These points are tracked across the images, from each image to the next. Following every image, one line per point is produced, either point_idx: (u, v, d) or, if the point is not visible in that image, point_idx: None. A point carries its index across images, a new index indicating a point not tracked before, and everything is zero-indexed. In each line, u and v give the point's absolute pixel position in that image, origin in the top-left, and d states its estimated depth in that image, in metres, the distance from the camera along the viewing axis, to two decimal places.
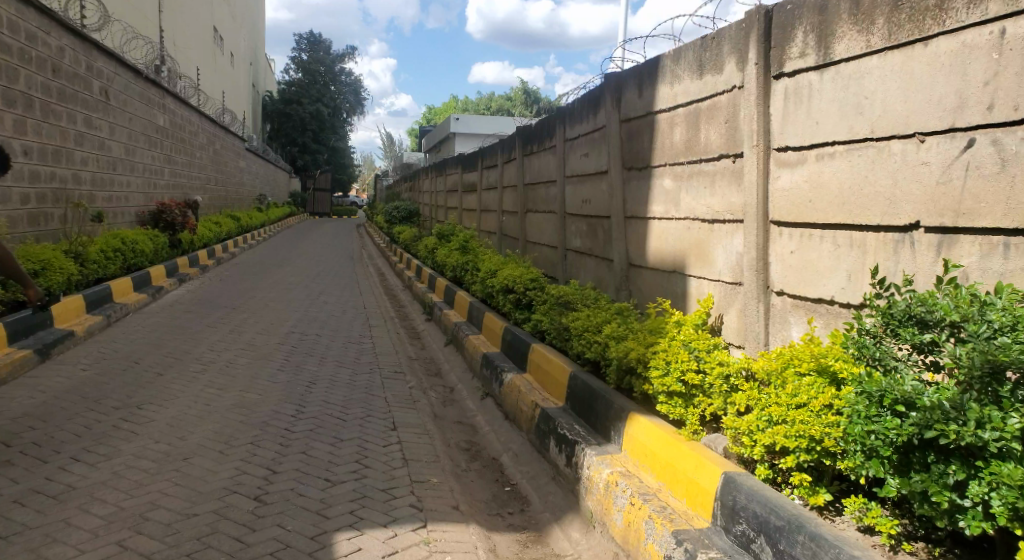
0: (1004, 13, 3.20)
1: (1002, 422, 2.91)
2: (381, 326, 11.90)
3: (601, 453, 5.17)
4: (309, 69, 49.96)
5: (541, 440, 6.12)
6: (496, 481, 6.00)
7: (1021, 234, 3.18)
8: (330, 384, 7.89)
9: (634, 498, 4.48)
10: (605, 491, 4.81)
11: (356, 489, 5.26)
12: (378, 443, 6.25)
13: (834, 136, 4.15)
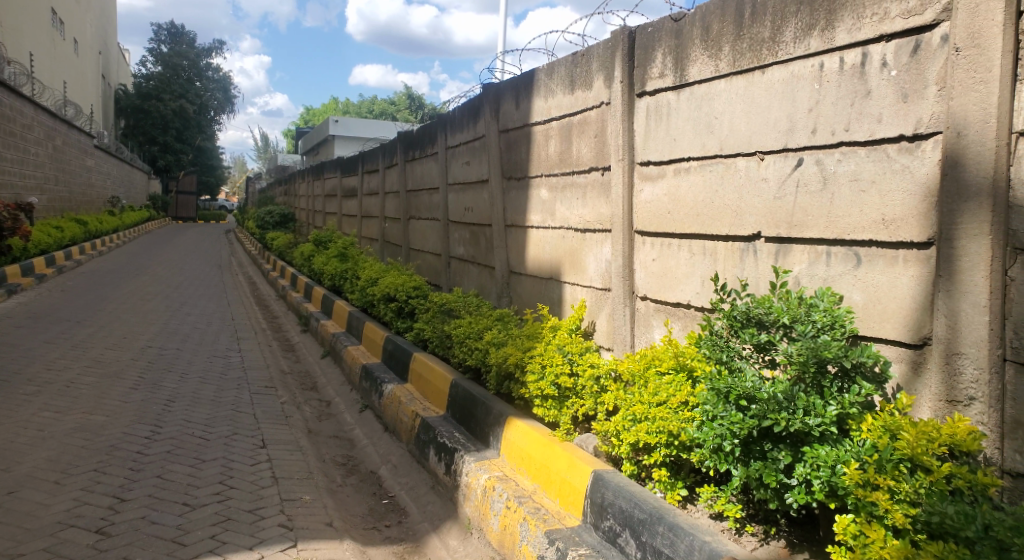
0: (822, 48, 3.61)
1: (822, 409, 3.29)
2: (250, 339, 11.58)
3: (479, 459, 5.33)
4: (168, 63, 47.45)
5: (421, 450, 6.20)
6: (373, 495, 6.00)
7: (839, 243, 3.58)
8: (190, 402, 7.63)
9: (510, 502, 4.65)
10: (483, 497, 4.97)
11: (218, 513, 5.15)
12: (245, 462, 6.13)
13: (689, 152, 4.49)
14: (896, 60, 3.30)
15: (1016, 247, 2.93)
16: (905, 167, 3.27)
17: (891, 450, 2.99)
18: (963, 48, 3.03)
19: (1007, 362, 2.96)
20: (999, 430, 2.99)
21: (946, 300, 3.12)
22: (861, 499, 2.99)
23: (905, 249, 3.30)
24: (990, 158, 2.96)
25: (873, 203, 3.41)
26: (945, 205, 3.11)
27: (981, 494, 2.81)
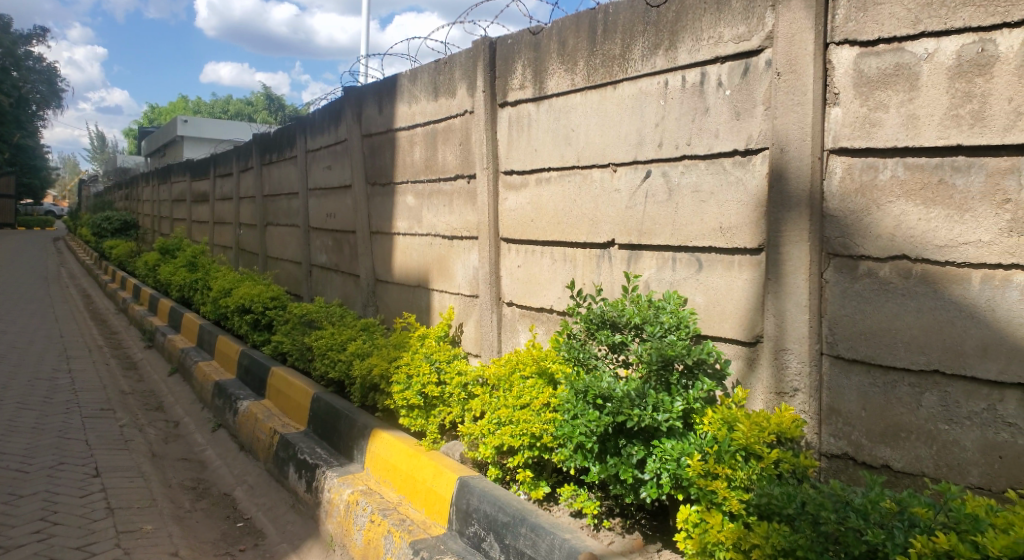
0: (666, 67, 3.86)
1: (670, 405, 3.50)
2: (83, 358, 10.75)
3: (343, 474, 5.25)
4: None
5: (280, 468, 6.03)
6: (227, 518, 5.71)
7: (684, 250, 3.83)
8: (6, 431, 7.00)
9: (374, 515, 4.62)
10: (346, 512, 4.90)
11: (39, 552, 4.78)
12: (73, 494, 5.72)
13: (549, 162, 4.65)
14: (729, 81, 3.58)
15: (830, 252, 3.26)
16: (739, 180, 3.56)
17: (730, 441, 3.28)
18: (784, 73, 3.33)
19: (824, 355, 3.30)
20: (817, 417, 3.32)
21: (774, 300, 3.41)
22: (703, 489, 3.23)
23: (739, 255, 3.58)
24: (807, 173, 3.27)
25: (712, 212, 3.68)
26: (772, 214, 3.40)
27: (801, 473, 3.14)
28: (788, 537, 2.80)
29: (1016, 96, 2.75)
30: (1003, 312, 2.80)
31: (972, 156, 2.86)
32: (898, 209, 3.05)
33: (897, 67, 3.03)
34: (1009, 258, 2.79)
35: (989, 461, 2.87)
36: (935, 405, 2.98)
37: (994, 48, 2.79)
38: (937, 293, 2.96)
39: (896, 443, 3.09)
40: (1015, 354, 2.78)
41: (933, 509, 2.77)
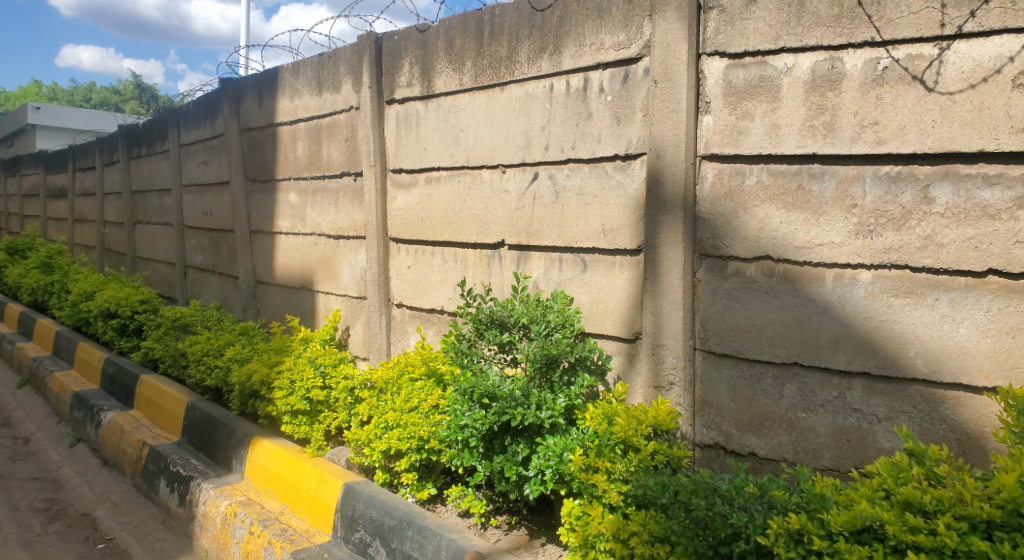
0: (551, 71, 3.95)
1: (553, 402, 3.59)
2: None
3: (219, 485, 5.07)
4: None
5: (150, 483, 5.74)
6: (86, 540, 5.27)
7: (570, 251, 3.94)
8: None
9: (254, 526, 4.49)
10: (223, 524, 4.74)
11: None
12: None
13: (438, 162, 4.65)
14: (610, 87, 3.70)
15: (702, 253, 3.43)
16: (620, 183, 3.69)
17: (609, 435, 3.39)
18: (660, 81, 3.47)
19: (697, 350, 3.49)
20: (691, 409, 3.51)
21: (652, 299, 3.56)
22: (584, 483, 3.32)
23: (620, 255, 3.72)
24: (681, 177, 3.43)
25: (595, 214, 3.80)
26: (650, 217, 3.54)
27: (675, 463, 3.31)
28: (663, 526, 2.96)
29: (861, 111, 3.02)
30: (851, 308, 3.08)
31: (826, 164, 3.11)
32: (762, 213, 3.26)
33: (761, 80, 3.24)
34: (856, 258, 3.06)
35: (839, 444, 3.14)
36: (794, 395, 3.23)
37: (841, 65, 3.06)
38: (796, 291, 3.20)
39: (761, 432, 3.32)
40: (862, 346, 3.06)
41: (788, 491, 2.98)
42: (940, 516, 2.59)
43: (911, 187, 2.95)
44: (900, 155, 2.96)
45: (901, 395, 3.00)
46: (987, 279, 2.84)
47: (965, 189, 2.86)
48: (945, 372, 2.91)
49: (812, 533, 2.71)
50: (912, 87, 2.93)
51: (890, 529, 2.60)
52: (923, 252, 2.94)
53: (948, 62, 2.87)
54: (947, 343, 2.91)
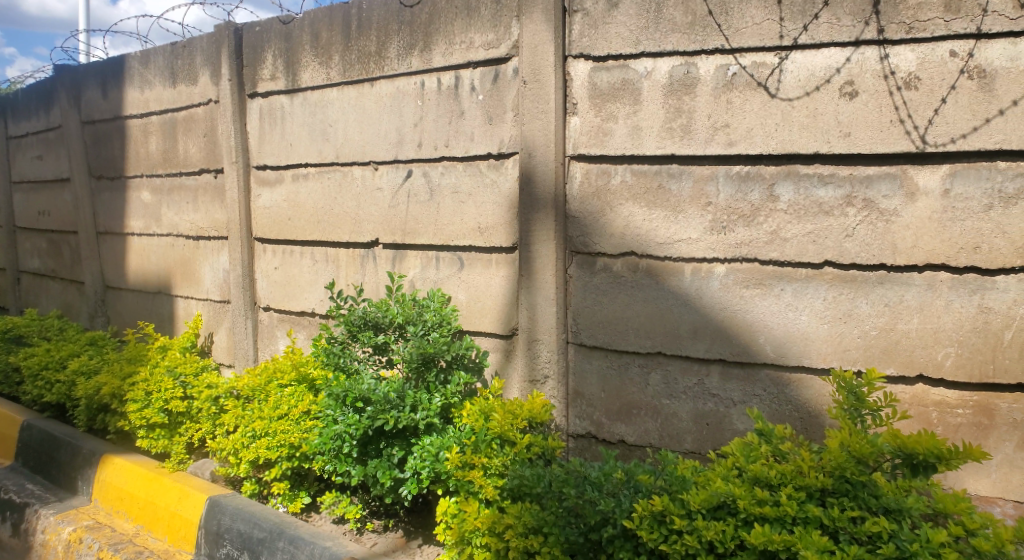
0: (422, 68, 3.94)
1: (429, 402, 3.60)
2: None
3: (61, 511, 4.70)
4: None
5: None
6: None
7: (446, 249, 3.95)
8: None
9: (103, 552, 4.22)
10: (65, 553, 4.40)
11: None
12: None
13: (306, 159, 4.52)
14: (481, 86, 3.74)
15: (573, 250, 3.54)
16: (494, 182, 3.73)
17: (486, 431, 3.47)
18: (529, 81, 3.54)
19: (570, 344, 3.60)
20: (565, 401, 3.63)
21: (527, 295, 3.63)
22: (460, 480, 3.35)
23: (496, 253, 3.77)
24: (551, 176, 3.52)
25: (470, 213, 3.83)
26: (523, 215, 3.61)
27: (549, 454, 3.40)
28: (536, 517, 3.06)
29: (714, 114, 3.22)
30: (708, 299, 3.28)
31: (683, 164, 3.30)
32: (627, 211, 3.40)
33: (623, 82, 3.38)
34: (711, 253, 3.26)
35: (699, 428, 3.34)
36: (659, 383, 3.41)
37: (695, 71, 3.24)
38: (659, 284, 3.37)
39: (629, 420, 3.47)
40: (718, 334, 3.27)
41: (652, 475, 3.14)
42: (783, 488, 2.83)
43: (759, 186, 3.18)
44: (748, 156, 3.19)
45: (753, 379, 3.24)
46: (823, 270, 3.11)
47: (804, 188, 3.11)
48: (789, 355, 3.16)
49: (672, 514, 2.86)
50: (756, 93, 3.16)
51: (740, 504, 2.80)
52: (770, 246, 3.17)
53: (787, 70, 3.12)
54: (792, 330, 3.16)
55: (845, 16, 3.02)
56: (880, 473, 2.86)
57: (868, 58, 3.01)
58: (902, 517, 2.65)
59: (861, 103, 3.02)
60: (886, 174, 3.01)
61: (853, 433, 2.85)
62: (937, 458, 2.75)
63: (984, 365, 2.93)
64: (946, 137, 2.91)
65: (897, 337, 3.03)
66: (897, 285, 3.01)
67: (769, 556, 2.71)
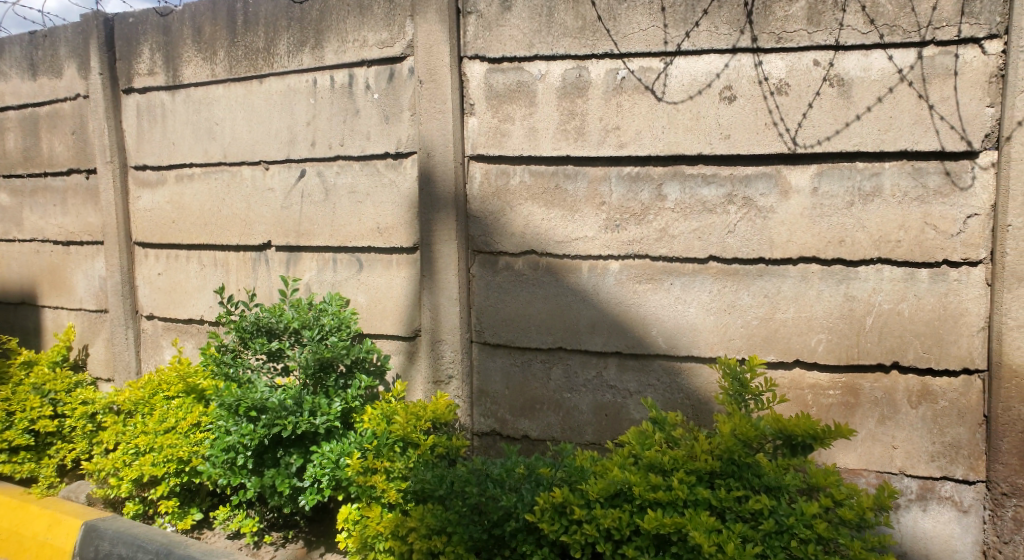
0: (313, 66, 3.86)
1: (328, 407, 3.54)
2: None
3: None
4: None
5: None
6: None
7: (344, 251, 3.88)
8: None
9: None
10: None
11: None
12: None
13: (191, 158, 4.32)
14: (376, 85, 3.71)
15: (474, 250, 3.58)
16: (392, 182, 3.71)
17: (388, 434, 3.46)
18: (425, 81, 3.54)
19: (473, 343, 3.64)
20: (469, 400, 3.65)
21: (429, 295, 3.62)
22: (362, 485, 3.36)
23: (397, 254, 3.74)
24: (451, 176, 3.53)
25: (368, 213, 3.78)
26: (423, 216, 3.60)
27: (453, 454, 3.43)
28: (441, 517, 3.08)
29: (605, 117, 3.35)
30: (604, 294, 3.41)
31: (578, 165, 3.41)
32: (526, 211, 3.48)
33: (518, 84, 3.45)
34: (607, 250, 3.39)
35: (599, 419, 3.47)
36: (560, 378, 3.52)
37: (587, 74, 3.36)
38: (558, 281, 3.47)
39: (532, 415, 3.56)
40: (615, 328, 3.40)
41: (553, 468, 3.23)
42: (675, 473, 2.98)
43: (648, 186, 3.33)
44: (638, 157, 3.33)
45: (647, 369, 3.39)
46: (709, 264, 3.30)
47: (690, 187, 3.29)
48: (680, 346, 3.33)
49: (572, 505, 2.95)
50: (644, 96, 3.31)
51: (636, 490, 2.93)
52: (660, 242, 3.33)
53: (672, 75, 3.28)
54: (682, 322, 3.33)
55: (723, 25, 3.22)
56: (761, 452, 3.07)
57: (744, 65, 3.22)
58: (781, 493, 2.87)
59: (739, 107, 3.22)
60: (763, 173, 3.22)
61: (737, 417, 3.03)
62: (811, 437, 2.98)
63: (851, 348, 3.18)
64: (814, 140, 3.16)
65: (777, 325, 3.25)
66: (775, 277, 3.24)
67: (663, 539, 2.86)
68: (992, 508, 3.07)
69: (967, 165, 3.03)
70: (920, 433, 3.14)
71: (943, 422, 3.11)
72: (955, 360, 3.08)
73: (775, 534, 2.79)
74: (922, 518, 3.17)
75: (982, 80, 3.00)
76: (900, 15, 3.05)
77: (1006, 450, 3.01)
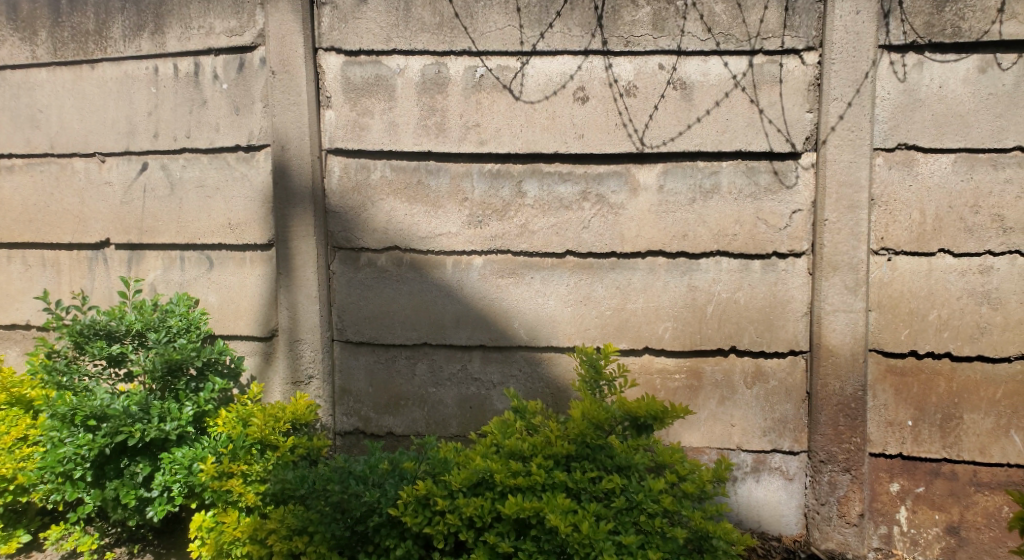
0: (153, 52, 3.61)
1: (178, 412, 3.36)
2: None
3: None
4: None
5: None
6: None
7: (192, 248, 3.68)
8: None
9: None
10: None
11: None
12: None
13: (10, 148, 3.92)
14: (225, 74, 3.54)
15: (335, 246, 3.53)
16: (244, 175, 3.55)
17: (244, 438, 3.33)
18: (278, 72, 3.42)
19: (335, 341, 3.59)
20: (331, 399, 3.60)
21: (286, 294, 3.52)
22: (217, 490, 3.21)
23: (250, 251, 3.60)
24: (308, 171, 3.45)
25: (219, 209, 3.61)
26: (278, 211, 3.48)
27: (315, 454, 3.38)
28: (301, 518, 3.03)
29: (465, 114, 3.40)
30: (468, 288, 3.48)
31: (440, 161, 3.44)
32: (388, 207, 3.47)
33: (377, 78, 3.42)
34: (470, 246, 3.45)
35: (463, 412, 3.54)
36: (425, 373, 3.56)
37: (446, 71, 3.40)
38: (423, 277, 3.50)
39: (397, 411, 3.57)
40: (479, 322, 3.48)
41: (417, 461, 3.24)
42: (534, 459, 3.09)
43: (508, 183, 3.42)
44: (498, 154, 3.41)
45: (510, 360, 3.49)
46: (566, 259, 3.44)
47: (548, 185, 3.41)
48: (541, 337, 3.46)
49: (435, 496, 2.99)
50: (502, 95, 3.39)
51: (497, 477, 3.01)
52: (520, 238, 3.43)
53: (528, 75, 3.38)
54: (541, 314, 3.46)
55: (575, 28, 3.35)
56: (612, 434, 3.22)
57: (595, 67, 3.36)
58: (630, 472, 3.04)
59: (591, 108, 3.37)
60: (613, 171, 3.40)
61: (587, 401, 3.13)
62: (652, 418, 3.15)
63: (694, 335, 3.43)
64: (659, 140, 3.36)
65: (628, 315, 3.44)
66: (626, 270, 3.43)
67: (523, 524, 2.95)
68: (813, 474, 3.40)
69: (791, 165, 3.34)
70: (754, 411, 3.44)
71: (773, 399, 3.43)
72: (782, 343, 3.39)
73: (626, 510, 2.96)
74: (755, 488, 3.48)
75: (802, 88, 3.31)
76: (732, 26, 3.31)
77: (825, 422, 3.35)
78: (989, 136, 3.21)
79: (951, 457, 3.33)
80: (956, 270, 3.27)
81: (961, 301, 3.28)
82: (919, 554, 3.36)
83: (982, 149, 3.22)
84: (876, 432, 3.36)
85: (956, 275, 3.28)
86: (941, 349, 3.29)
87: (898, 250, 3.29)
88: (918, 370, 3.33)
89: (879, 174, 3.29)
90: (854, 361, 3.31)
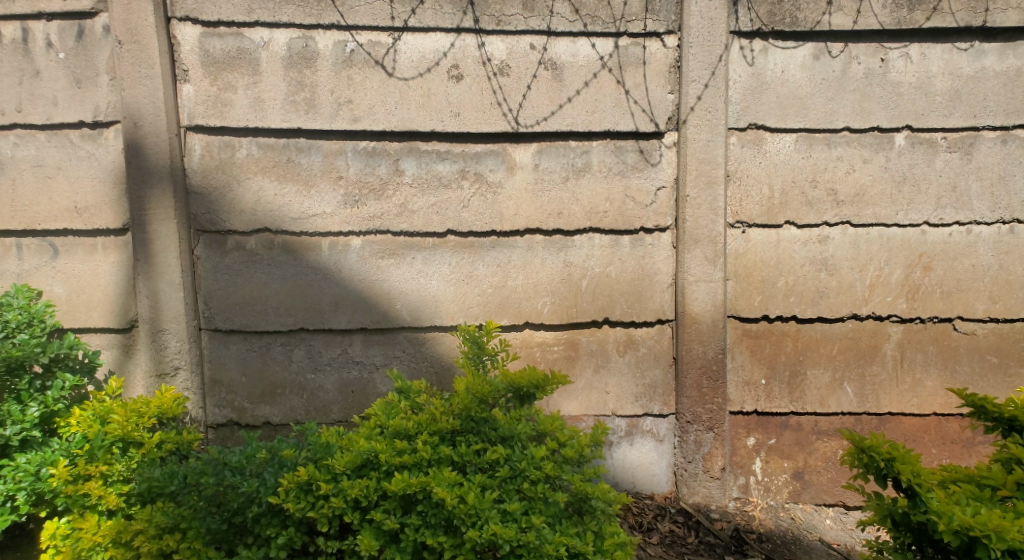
0: None
1: (21, 414, 3.06)
2: None
3: None
4: None
5: None
6: None
7: (31, 235, 3.35)
8: None
9: None
10: None
11: None
12: None
13: None
14: (61, 43, 3.23)
15: (198, 229, 3.34)
16: (91, 155, 3.30)
17: (103, 436, 3.07)
18: (125, 42, 3.18)
19: (202, 330, 3.41)
20: (200, 391, 3.42)
21: (145, 282, 3.30)
22: (72, 495, 2.96)
23: (102, 236, 3.35)
24: (165, 149, 3.24)
25: (61, 191, 3.31)
26: (132, 192, 3.26)
27: (185, 448, 3.19)
28: (171, 517, 2.85)
29: (336, 90, 3.29)
30: (346, 270, 3.40)
31: (310, 138, 3.32)
32: (255, 186, 3.32)
33: (238, 52, 3.23)
34: (347, 226, 3.37)
35: (345, 396, 3.48)
36: (302, 358, 3.46)
37: (314, 45, 3.26)
38: (297, 260, 3.38)
39: (273, 400, 3.45)
40: (358, 304, 3.42)
41: (297, 448, 3.08)
42: (419, 436, 3.00)
43: (385, 161, 3.37)
44: (372, 132, 3.35)
45: (392, 342, 3.47)
46: (447, 238, 3.45)
47: (425, 163, 3.39)
48: (423, 317, 3.46)
49: (317, 481, 2.86)
50: (374, 71, 3.30)
51: (382, 458, 2.90)
52: (400, 218, 3.40)
53: (400, 51, 3.32)
54: (424, 294, 3.45)
55: (446, 5, 3.32)
56: (496, 407, 3.16)
57: (468, 45, 3.36)
58: (513, 442, 3.02)
59: (465, 86, 3.36)
60: (490, 151, 3.43)
61: (472, 377, 3.08)
62: (534, 387, 3.13)
63: (570, 308, 3.55)
64: (533, 120, 3.41)
65: (508, 291, 3.50)
66: (505, 248, 3.48)
67: (408, 501, 2.88)
68: (680, 434, 3.65)
69: (655, 144, 3.51)
70: (626, 378, 3.63)
71: (644, 365, 3.62)
72: (650, 313, 3.58)
73: (510, 479, 2.95)
74: (630, 451, 3.68)
75: (664, 70, 3.48)
76: (599, 8, 3.41)
77: (690, 384, 3.59)
78: (823, 117, 3.51)
79: (798, 410, 3.67)
80: (800, 240, 3.58)
81: (804, 268, 3.59)
82: (771, 499, 3.70)
83: (818, 129, 3.52)
84: (735, 391, 3.64)
85: (800, 244, 3.58)
86: (788, 313, 3.60)
87: (750, 223, 3.56)
88: (769, 333, 3.63)
89: (733, 152, 3.53)
90: (715, 327, 3.55)
